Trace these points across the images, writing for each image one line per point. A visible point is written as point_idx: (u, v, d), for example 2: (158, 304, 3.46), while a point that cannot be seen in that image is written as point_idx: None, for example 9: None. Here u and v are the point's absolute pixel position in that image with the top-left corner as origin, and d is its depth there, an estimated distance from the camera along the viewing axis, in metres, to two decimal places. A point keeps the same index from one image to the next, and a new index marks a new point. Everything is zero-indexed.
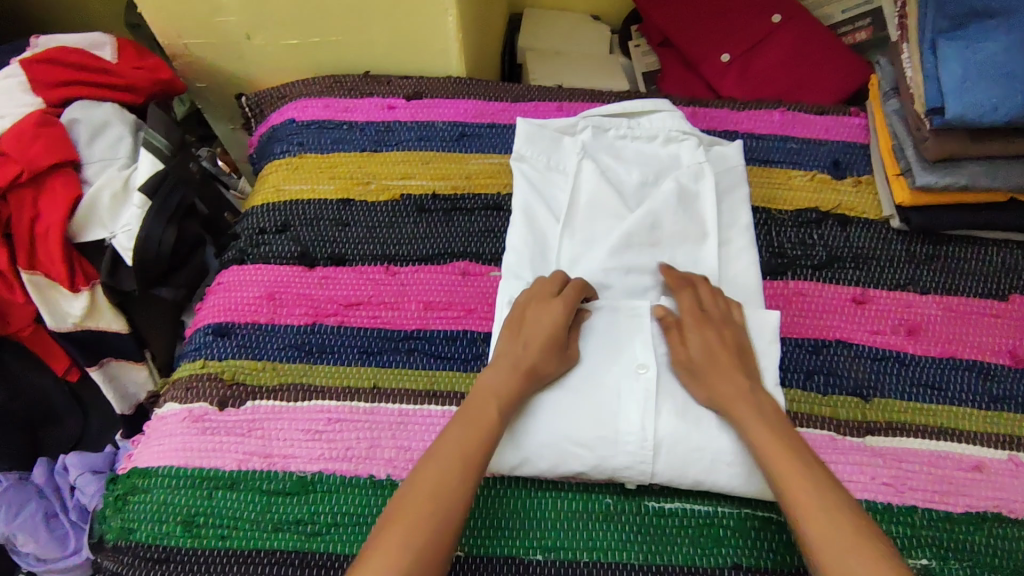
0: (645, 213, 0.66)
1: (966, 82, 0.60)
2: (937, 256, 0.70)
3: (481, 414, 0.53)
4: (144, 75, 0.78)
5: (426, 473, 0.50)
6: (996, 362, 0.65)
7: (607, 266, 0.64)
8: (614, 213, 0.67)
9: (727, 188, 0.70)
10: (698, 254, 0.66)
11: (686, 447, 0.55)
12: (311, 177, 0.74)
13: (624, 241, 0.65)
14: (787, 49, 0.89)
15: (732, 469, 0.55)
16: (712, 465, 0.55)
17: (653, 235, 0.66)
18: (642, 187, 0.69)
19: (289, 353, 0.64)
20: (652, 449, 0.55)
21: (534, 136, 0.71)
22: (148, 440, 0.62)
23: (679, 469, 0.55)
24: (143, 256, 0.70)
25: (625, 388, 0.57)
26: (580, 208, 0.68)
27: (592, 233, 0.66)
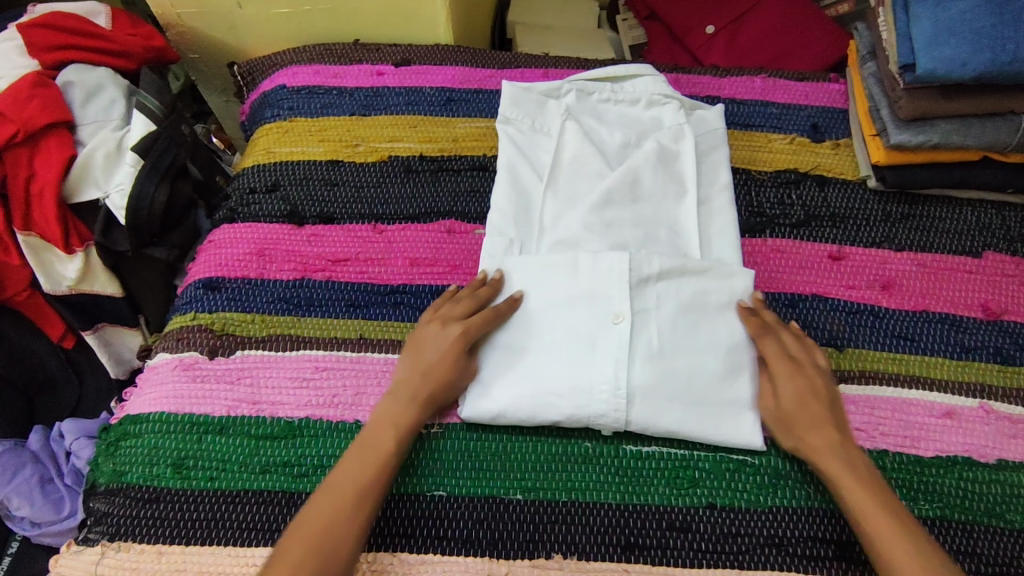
0: (624, 174, 0.67)
1: (937, 39, 0.61)
2: (912, 215, 0.71)
3: (386, 436, 0.54)
4: (138, 42, 0.79)
5: (318, 514, 0.50)
6: (968, 314, 0.66)
7: (588, 223, 0.65)
8: (596, 172, 0.68)
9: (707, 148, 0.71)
10: (676, 212, 0.67)
11: (660, 395, 0.57)
12: (301, 140, 0.76)
13: (604, 202, 0.66)
14: (772, 19, 0.91)
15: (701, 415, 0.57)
16: (683, 416, 0.57)
17: (632, 194, 0.67)
18: (623, 150, 0.71)
19: (277, 306, 0.65)
20: (625, 398, 0.56)
21: (519, 97, 0.72)
22: (140, 389, 0.63)
23: (652, 418, 0.56)
24: (135, 215, 0.72)
25: (601, 336, 0.58)
26: (563, 170, 0.69)
27: (573, 195, 0.67)
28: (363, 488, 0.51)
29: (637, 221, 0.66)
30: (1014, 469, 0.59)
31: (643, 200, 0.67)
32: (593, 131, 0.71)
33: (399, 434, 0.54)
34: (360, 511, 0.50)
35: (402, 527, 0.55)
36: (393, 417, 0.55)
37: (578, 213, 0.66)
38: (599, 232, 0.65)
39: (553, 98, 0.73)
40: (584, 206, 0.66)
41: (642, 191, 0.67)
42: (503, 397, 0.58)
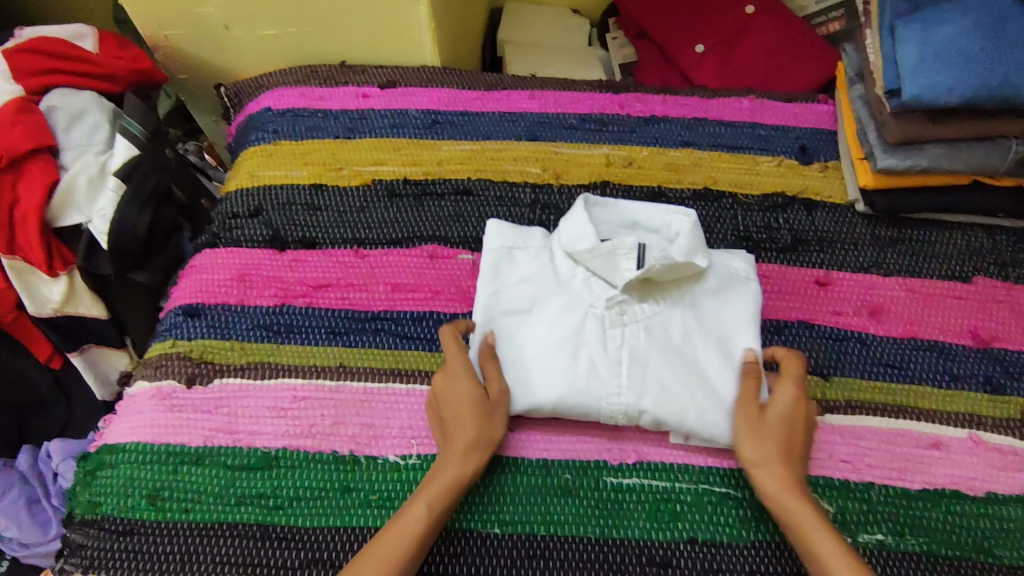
0: (642, 321, 0.60)
1: (924, 63, 0.60)
2: (900, 238, 0.70)
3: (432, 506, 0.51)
4: (124, 65, 0.79)
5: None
6: (957, 341, 0.65)
7: (577, 366, 0.58)
8: (553, 321, 0.61)
9: (735, 301, 0.62)
10: (641, 370, 0.58)
11: (603, 389, 0.57)
12: (285, 163, 0.75)
13: (624, 354, 0.59)
14: (762, 38, 0.90)
15: (664, 404, 0.57)
16: (642, 400, 0.57)
17: (665, 344, 0.59)
18: (643, 293, 0.61)
19: (257, 334, 0.65)
20: (573, 390, 0.57)
21: (506, 238, 0.64)
22: (118, 418, 0.62)
23: (594, 401, 0.57)
24: (118, 241, 0.71)
25: (560, 342, 0.59)
26: (542, 311, 0.62)
27: (544, 336, 0.60)
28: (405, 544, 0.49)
29: (687, 384, 0.58)
30: (1003, 502, 0.58)
31: (691, 361, 0.59)
32: (578, 255, 0.62)
33: (431, 505, 0.51)
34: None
35: None
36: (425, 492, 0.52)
37: (582, 362, 0.58)
38: (624, 391, 0.57)
39: (554, 239, 0.65)
40: (563, 346, 0.59)
41: (673, 342, 0.59)
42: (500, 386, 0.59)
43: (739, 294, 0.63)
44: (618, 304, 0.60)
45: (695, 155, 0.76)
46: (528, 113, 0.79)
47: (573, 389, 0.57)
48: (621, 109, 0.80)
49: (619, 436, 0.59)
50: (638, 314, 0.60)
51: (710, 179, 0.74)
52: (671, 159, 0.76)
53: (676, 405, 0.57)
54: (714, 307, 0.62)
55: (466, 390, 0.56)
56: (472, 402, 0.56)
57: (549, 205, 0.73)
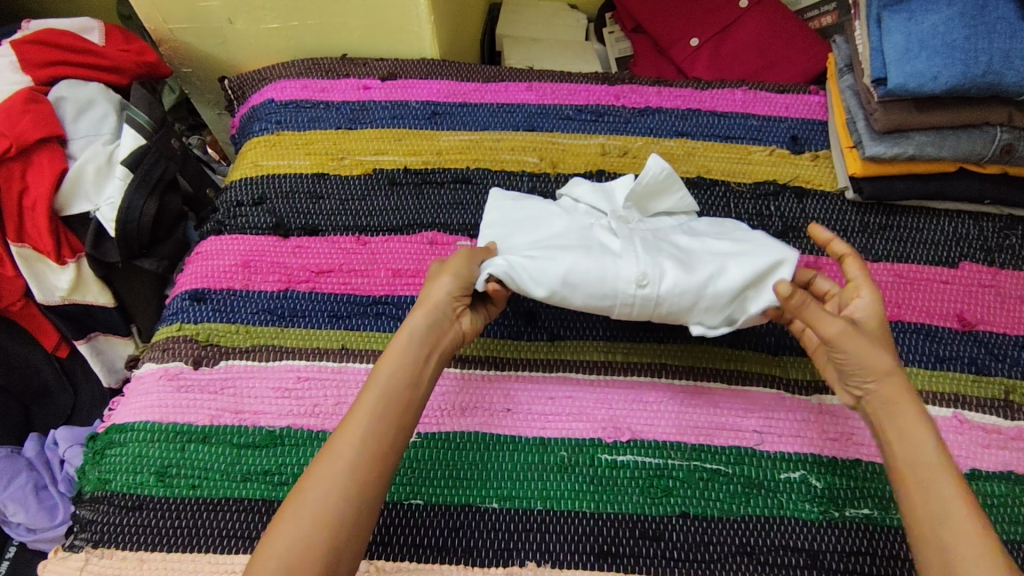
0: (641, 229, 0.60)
1: (909, 53, 0.62)
2: (889, 225, 0.72)
3: (388, 389, 0.51)
4: (130, 57, 0.81)
5: (325, 478, 0.47)
6: (943, 324, 0.67)
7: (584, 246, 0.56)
8: (555, 227, 0.60)
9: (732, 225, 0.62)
10: (650, 251, 0.55)
11: (613, 260, 0.54)
12: (289, 153, 0.77)
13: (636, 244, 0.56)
14: (755, 32, 0.92)
15: (677, 270, 0.54)
16: (652, 266, 0.54)
17: (668, 240, 0.58)
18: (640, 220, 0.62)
19: (262, 317, 0.66)
20: (581, 261, 0.54)
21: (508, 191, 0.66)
22: (126, 399, 0.64)
23: (604, 271, 0.54)
24: (125, 228, 0.73)
25: (564, 237, 0.58)
26: (549, 227, 0.60)
27: (549, 235, 0.59)
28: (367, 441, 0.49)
29: (703, 262, 0.55)
30: (987, 479, 0.59)
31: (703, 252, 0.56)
32: (578, 194, 0.63)
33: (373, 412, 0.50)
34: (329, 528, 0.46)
35: (379, 535, 0.56)
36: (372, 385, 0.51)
37: (592, 251, 0.55)
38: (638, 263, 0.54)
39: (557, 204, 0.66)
40: (568, 240, 0.57)
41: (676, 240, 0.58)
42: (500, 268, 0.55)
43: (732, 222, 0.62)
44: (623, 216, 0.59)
45: (688, 145, 0.78)
46: (526, 104, 0.81)
47: (581, 261, 0.54)
48: (617, 100, 0.81)
49: (613, 415, 0.61)
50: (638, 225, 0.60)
51: (703, 168, 0.76)
52: (666, 149, 0.78)
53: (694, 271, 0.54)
54: (713, 225, 0.61)
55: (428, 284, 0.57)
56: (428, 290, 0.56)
57: (546, 192, 0.74)
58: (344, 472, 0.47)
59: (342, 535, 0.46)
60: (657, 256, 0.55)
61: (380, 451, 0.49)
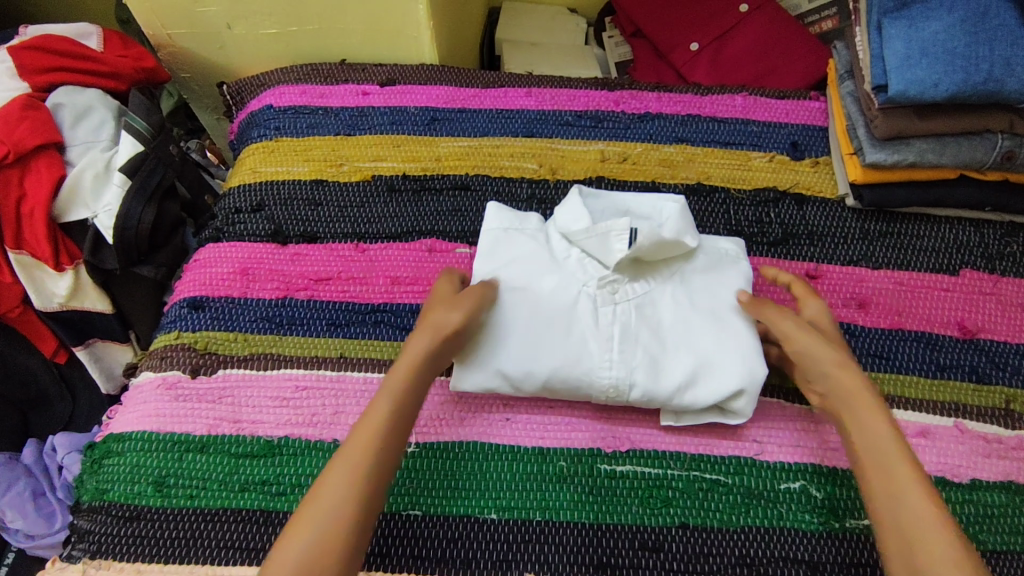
0: (633, 300, 0.59)
1: (909, 59, 0.61)
2: (889, 232, 0.72)
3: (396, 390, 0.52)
4: (128, 63, 0.81)
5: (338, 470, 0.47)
6: (945, 333, 0.67)
7: (570, 339, 0.57)
8: (544, 296, 0.59)
9: (724, 279, 0.61)
10: (635, 348, 0.56)
11: (598, 363, 0.56)
12: (287, 160, 0.77)
13: (616, 329, 0.57)
14: (755, 37, 0.91)
15: (663, 380, 0.56)
16: (637, 375, 0.56)
17: (655, 320, 0.58)
18: (635, 274, 0.60)
19: (260, 325, 0.66)
20: (566, 367, 0.56)
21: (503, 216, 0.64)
22: (124, 408, 0.64)
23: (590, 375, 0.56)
24: (122, 236, 0.73)
25: (551, 317, 0.58)
26: (536, 288, 0.60)
27: (537, 309, 0.58)
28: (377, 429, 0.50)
29: (674, 353, 0.57)
30: (987, 488, 0.59)
31: (681, 336, 0.57)
32: (573, 236, 0.61)
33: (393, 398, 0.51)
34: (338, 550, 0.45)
35: (378, 546, 0.55)
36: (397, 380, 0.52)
37: (573, 337, 0.57)
38: (615, 366, 0.56)
39: (551, 224, 0.64)
40: (555, 322, 0.58)
41: (664, 318, 0.58)
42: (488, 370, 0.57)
43: (725, 274, 0.61)
44: (611, 283, 0.59)
45: (688, 151, 0.78)
46: (525, 110, 0.81)
47: (567, 359, 0.56)
48: (616, 106, 0.81)
49: (612, 425, 0.61)
50: (629, 294, 0.59)
51: (703, 174, 0.76)
52: (665, 155, 0.77)
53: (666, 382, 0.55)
54: (704, 281, 0.60)
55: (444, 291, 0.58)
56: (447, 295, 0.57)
57: (545, 199, 0.74)
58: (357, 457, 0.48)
59: (353, 548, 0.45)
60: (644, 359, 0.56)
61: (390, 431, 0.50)
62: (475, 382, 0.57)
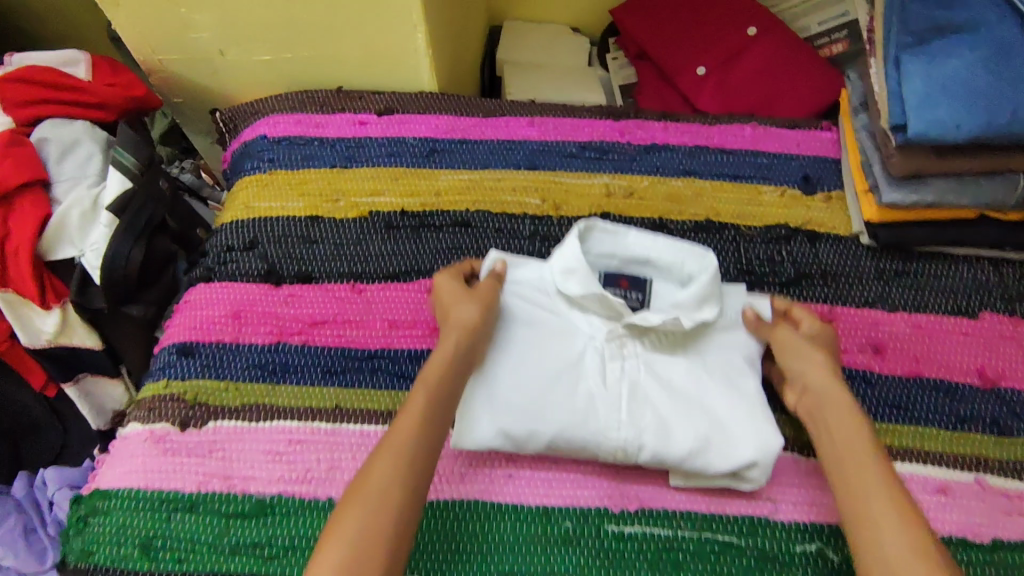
0: (642, 357, 0.57)
1: (929, 98, 0.58)
2: (906, 272, 0.69)
3: (432, 386, 0.53)
4: (116, 92, 0.78)
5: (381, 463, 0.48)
6: (963, 381, 0.64)
7: (577, 396, 0.54)
8: (549, 352, 0.57)
9: (736, 343, 0.60)
10: (645, 408, 0.54)
11: (606, 421, 0.53)
12: (281, 194, 0.74)
13: (625, 390, 0.54)
14: (766, 60, 0.88)
15: (677, 439, 0.53)
16: (647, 434, 0.53)
17: (666, 379, 0.56)
18: (645, 327, 0.58)
19: (252, 374, 0.64)
20: (573, 425, 0.53)
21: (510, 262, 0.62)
22: (111, 462, 0.61)
23: (598, 434, 0.53)
24: (110, 276, 0.70)
25: (557, 373, 0.56)
26: (541, 342, 0.58)
27: (543, 362, 0.56)
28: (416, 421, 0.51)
29: (687, 417, 0.54)
30: (1011, 549, 0.57)
31: (693, 399, 0.55)
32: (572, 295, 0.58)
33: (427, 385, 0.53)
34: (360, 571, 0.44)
35: None
36: (432, 371, 0.54)
37: (580, 396, 0.54)
38: (623, 427, 0.53)
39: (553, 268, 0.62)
40: (561, 377, 0.55)
41: (674, 378, 0.56)
42: (489, 429, 0.54)
43: (739, 340, 0.60)
44: (618, 339, 0.57)
45: (696, 185, 0.75)
46: (527, 140, 0.78)
47: (574, 416, 0.53)
48: (621, 137, 0.78)
49: (618, 483, 0.58)
50: (638, 350, 0.57)
51: (712, 210, 0.73)
52: (673, 189, 0.75)
53: (679, 444, 0.52)
54: (717, 346, 0.59)
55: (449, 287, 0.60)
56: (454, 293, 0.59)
57: (548, 237, 0.72)
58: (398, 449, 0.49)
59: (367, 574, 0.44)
60: (656, 420, 0.54)
61: (427, 423, 0.51)
62: (475, 440, 0.54)
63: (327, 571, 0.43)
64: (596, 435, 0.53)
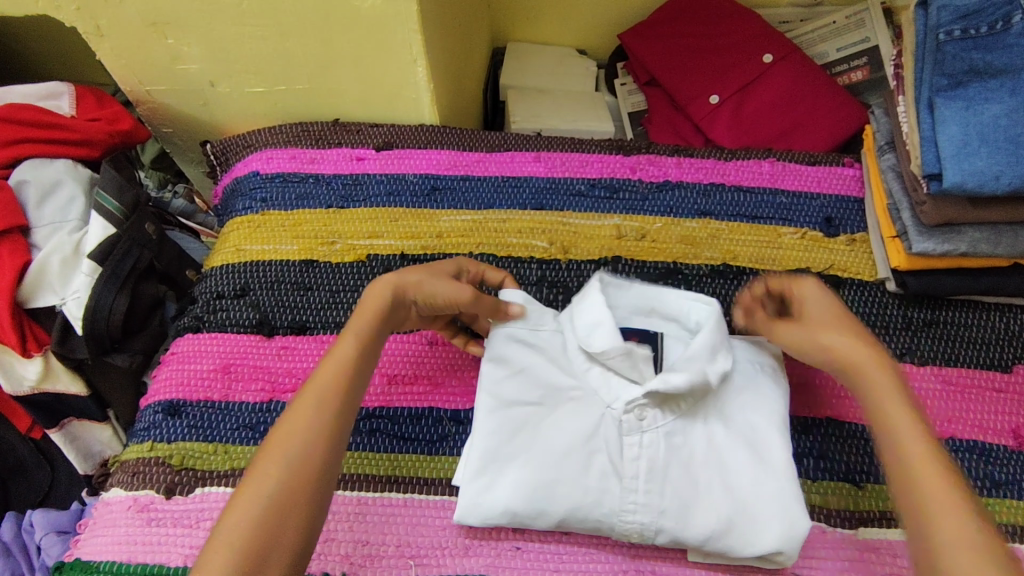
0: (662, 429, 0.52)
1: (967, 147, 0.55)
2: (935, 322, 0.65)
3: (359, 338, 0.52)
4: (100, 127, 0.74)
5: (303, 411, 0.47)
6: (998, 442, 0.60)
7: (590, 474, 0.52)
8: (560, 423, 0.54)
9: (767, 400, 0.54)
10: (664, 488, 0.51)
11: (621, 500, 0.51)
12: (274, 236, 0.70)
13: (642, 467, 0.51)
14: (781, 89, 0.84)
15: (698, 521, 0.50)
16: (666, 516, 0.50)
17: (688, 453, 0.52)
18: (665, 400, 0.53)
19: (242, 435, 0.60)
20: (585, 504, 0.51)
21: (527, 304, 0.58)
22: (91, 530, 0.58)
23: (612, 514, 0.51)
24: (93, 327, 0.66)
25: (570, 448, 0.52)
26: (550, 411, 0.55)
27: (552, 433, 0.53)
28: (343, 365, 0.50)
29: (708, 496, 0.51)
30: None
31: (718, 475, 0.51)
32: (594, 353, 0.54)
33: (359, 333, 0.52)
34: (285, 494, 0.44)
35: None
36: (363, 318, 0.53)
37: (593, 472, 0.52)
38: (639, 508, 0.51)
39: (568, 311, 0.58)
40: (574, 453, 0.52)
41: (697, 450, 0.52)
42: (500, 509, 0.52)
43: (765, 399, 0.55)
44: (638, 408, 0.52)
45: (711, 227, 0.71)
46: (534, 176, 0.74)
47: (586, 495, 0.51)
48: (633, 173, 0.74)
49: (635, 560, 0.54)
50: (657, 422, 0.52)
51: (729, 254, 0.69)
52: (687, 231, 0.71)
53: (698, 529, 0.50)
54: (747, 406, 0.54)
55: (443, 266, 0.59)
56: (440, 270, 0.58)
57: (556, 282, 0.68)
58: (322, 399, 0.48)
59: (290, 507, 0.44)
60: (675, 499, 0.50)
61: (355, 368, 0.50)
62: (482, 513, 0.52)
63: (249, 506, 0.43)
64: (612, 517, 0.51)
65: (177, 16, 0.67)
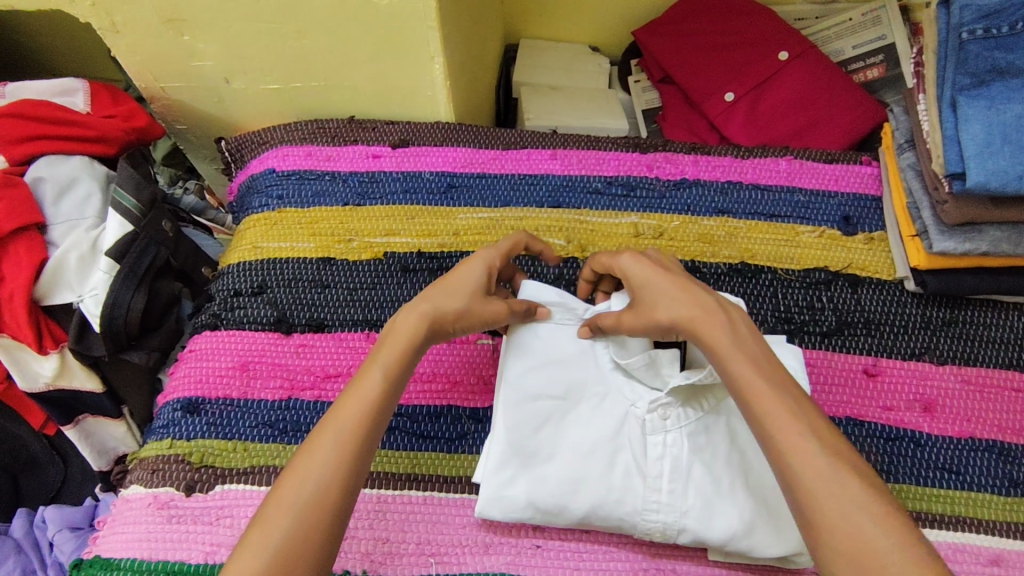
0: (685, 428, 0.52)
1: (989, 147, 0.55)
2: (953, 321, 0.65)
3: (386, 370, 0.49)
4: (116, 124, 0.74)
5: (320, 449, 0.45)
6: (1017, 441, 0.60)
7: (613, 473, 0.52)
8: (584, 422, 0.54)
9: None
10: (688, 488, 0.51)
11: (644, 499, 0.51)
12: (290, 234, 0.70)
13: (666, 466, 0.51)
14: (798, 86, 0.84)
15: (719, 522, 0.50)
16: (689, 517, 0.50)
17: (712, 452, 0.52)
18: (690, 397, 0.53)
19: (261, 432, 0.60)
20: (608, 502, 0.51)
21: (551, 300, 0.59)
22: (110, 527, 0.57)
23: (636, 513, 0.51)
24: (110, 325, 0.66)
25: (593, 446, 0.53)
26: (573, 409, 0.55)
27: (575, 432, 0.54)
28: (369, 399, 0.48)
29: (731, 496, 0.51)
30: None
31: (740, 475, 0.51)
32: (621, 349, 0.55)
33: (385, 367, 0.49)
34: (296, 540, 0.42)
35: None
36: (393, 348, 0.50)
37: (617, 470, 0.52)
38: (663, 507, 0.51)
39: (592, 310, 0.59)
40: (597, 451, 0.53)
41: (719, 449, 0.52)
42: (523, 507, 0.52)
43: None
44: (661, 407, 0.53)
45: (729, 225, 0.71)
46: (550, 174, 0.74)
47: (610, 494, 0.51)
48: (649, 171, 0.74)
49: (656, 558, 0.54)
50: (681, 421, 0.52)
51: (747, 252, 0.69)
52: (704, 230, 0.71)
53: (720, 530, 0.49)
54: None
55: (472, 276, 0.55)
56: (471, 284, 0.54)
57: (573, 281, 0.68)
58: (340, 439, 0.46)
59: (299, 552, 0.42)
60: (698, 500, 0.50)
61: (381, 402, 0.48)
62: (504, 511, 0.52)
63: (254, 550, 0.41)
64: (635, 517, 0.51)
65: (195, 14, 0.67)
